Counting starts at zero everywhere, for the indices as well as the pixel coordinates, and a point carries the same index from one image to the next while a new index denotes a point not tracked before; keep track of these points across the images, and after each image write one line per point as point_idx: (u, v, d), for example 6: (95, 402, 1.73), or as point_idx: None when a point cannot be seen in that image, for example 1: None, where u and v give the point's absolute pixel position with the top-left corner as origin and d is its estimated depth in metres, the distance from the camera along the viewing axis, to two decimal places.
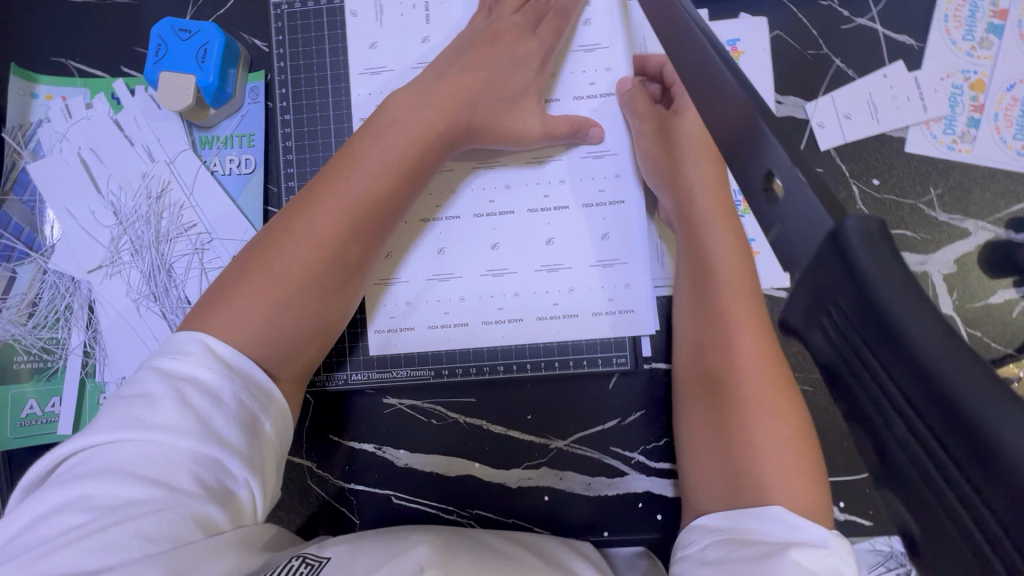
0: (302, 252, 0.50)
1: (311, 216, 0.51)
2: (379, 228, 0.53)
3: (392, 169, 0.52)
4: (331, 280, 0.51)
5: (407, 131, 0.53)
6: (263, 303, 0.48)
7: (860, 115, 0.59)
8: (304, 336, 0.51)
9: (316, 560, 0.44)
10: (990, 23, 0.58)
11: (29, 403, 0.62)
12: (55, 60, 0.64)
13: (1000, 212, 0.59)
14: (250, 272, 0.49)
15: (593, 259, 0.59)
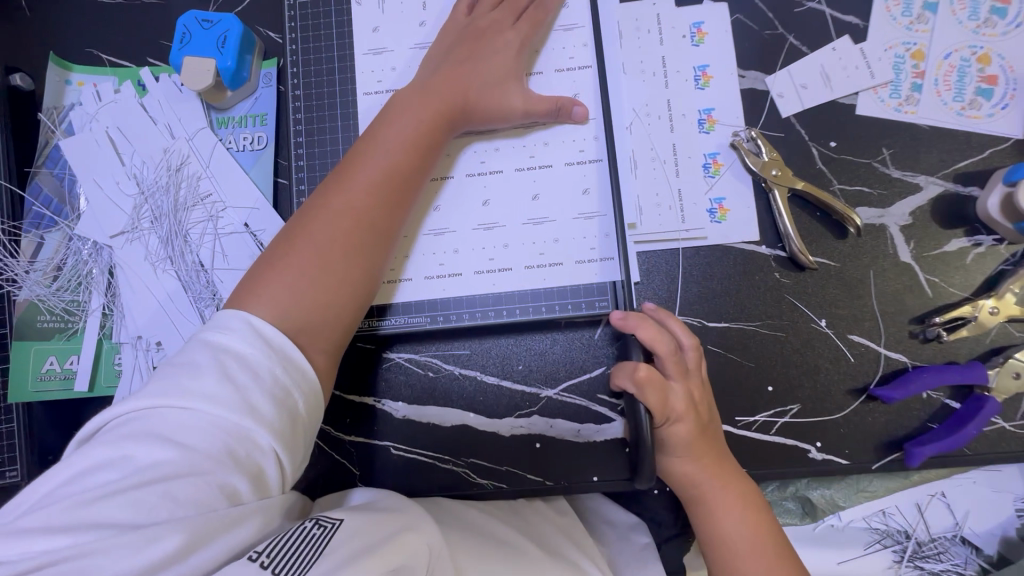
0: (338, 225, 0.55)
1: (344, 194, 0.57)
2: (403, 201, 0.59)
3: (409, 148, 0.59)
4: (364, 253, 0.56)
5: (417, 115, 0.60)
6: (304, 276, 0.53)
7: (815, 85, 0.65)
8: (340, 309, 0.55)
9: (329, 523, 0.45)
10: (925, 2, 0.65)
11: (49, 360, 0.66)
12: (89, 52, 0.71)
13: (949, 168, 0.64)
14: (287, 252, 0.54)
15: (576, 211, 0.64)
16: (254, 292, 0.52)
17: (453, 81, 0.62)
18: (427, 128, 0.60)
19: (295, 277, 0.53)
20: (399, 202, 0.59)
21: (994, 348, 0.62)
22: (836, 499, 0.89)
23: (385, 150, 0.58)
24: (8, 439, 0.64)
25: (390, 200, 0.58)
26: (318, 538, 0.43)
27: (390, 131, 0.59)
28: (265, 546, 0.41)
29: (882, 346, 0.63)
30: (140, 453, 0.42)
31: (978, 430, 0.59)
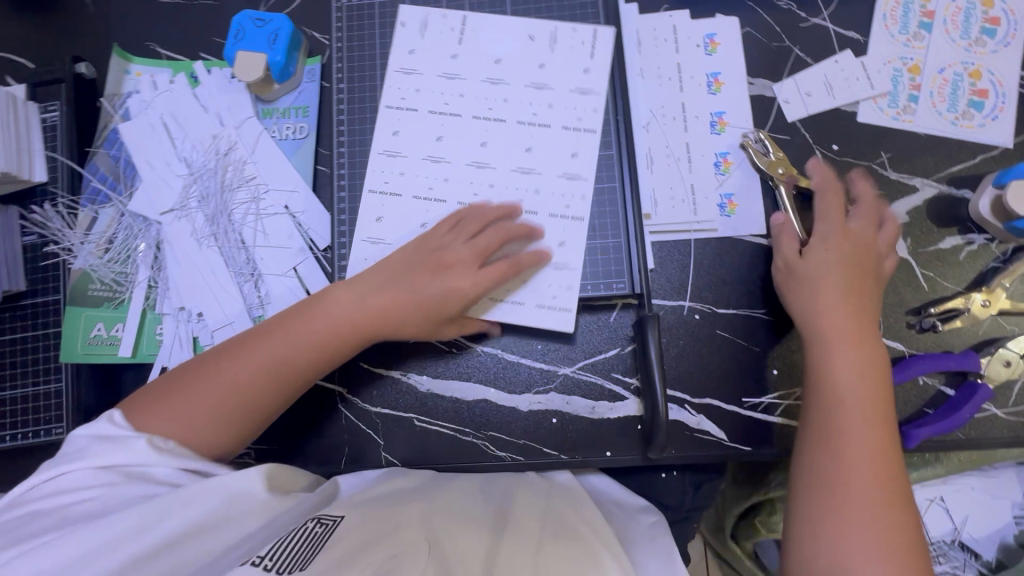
0: (216, 389, 0.59)
1: (234, 364, 0.60)
2: (289, 393, 0.62)
3: (301, 349, 0.62)
4: (288, 373, 0.61)
5: (331, 321, 0.62)
6: (180, 409, 0.59)
7: (819, 93, 0.71)
8: (256, 414, 0.61)
9: (330, 520, 0.53)
10: (920, 21, 0.71)
11: (97, 326, 0.70)
12: (148, 46, 0.77)
13: (943, 172, 0.69)
14: (209, 363, 0.61)
15: (556, 236, 0.67)
16: (158, 414, 0.58)
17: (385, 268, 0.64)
18: (338, 342, 0.62)
19: (187, 418, 0.58)
20: (311, 364, 0.63)
21: (986, 340, 0.66)
22: None
23: (303, 325, 0.62)
24: (56, 398, 0.68)
25: (299, 369, 0.62)
26: (319, 534, 0.51)
27: (320, 307, 0.63)
28: (265, 551, 0.47)
29: (882, 334, 0.67)
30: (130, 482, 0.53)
31: (971, 414, 0.63)
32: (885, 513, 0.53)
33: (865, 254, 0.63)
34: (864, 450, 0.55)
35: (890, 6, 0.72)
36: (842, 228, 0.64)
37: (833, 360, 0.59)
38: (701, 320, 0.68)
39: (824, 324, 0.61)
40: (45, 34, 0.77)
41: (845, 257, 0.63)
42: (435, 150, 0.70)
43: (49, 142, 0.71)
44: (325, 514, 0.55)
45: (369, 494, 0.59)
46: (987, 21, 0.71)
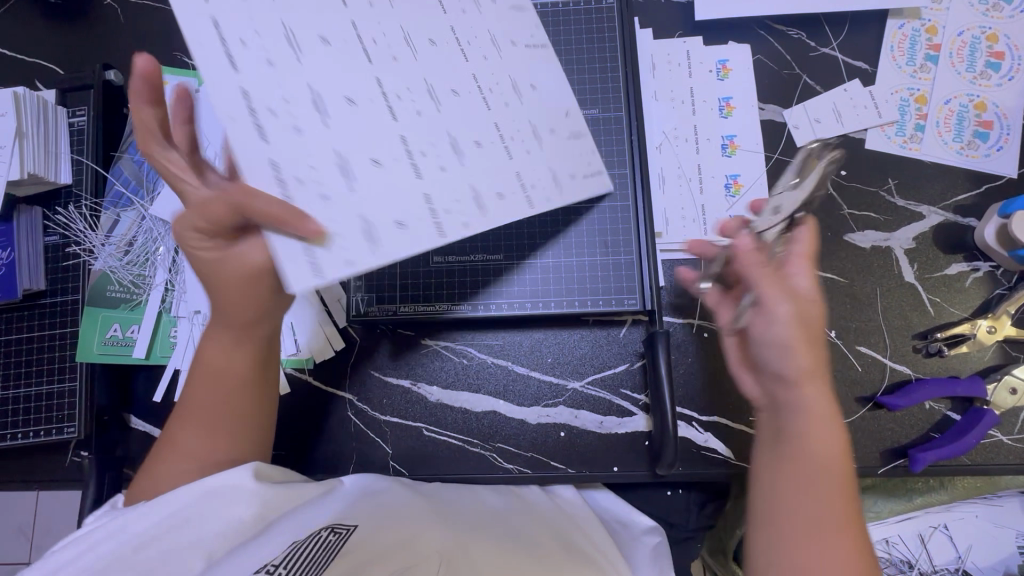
0: (184, 454, 0.53)
1: (172, 435, 0.54)
2: (225, 423, 0.55)
3: (214, 376, 0.55)
4: (254, 403, 0.57)
5: (224, 326, 0.55)
6: (171, 478, 0.52)
7: (827, 120, 0.72)
8: (256, 440, 0.57)
9: (343, 530, 0.47)
10: (927, 54, 0.73)
11: (112, 327, 0.71)
12: (176, 56, 0.79)
13: (949, 200, 0.70)
14: (180, 423, 0.55)
15: (387, 219, 0.45)
16: (145, 486, 0.52)
17: (230, 297, 0.51)
18: (238, 371, 0.55)
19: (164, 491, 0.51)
20: (271, 388, 0.59)
21: (992, 366, 0.67)
22: None
23: (220, 362, 0.55)
24: (70, 397, 0.68)
25: (264, 393, 0.58)
26: (331, 542, 0.45)
27: (213, 346, 0.55)
28: (280, 559, 0.40)
29: (888, 357, 0.67)
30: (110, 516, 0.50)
31: (978, 439, 0.63)
32: (851, 569, 0.40)
33: (811, 307, 0.46)
34: (826, 517, 0.42)
35: (898, 38, 0.74)
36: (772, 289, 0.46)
37: (824, 435, 0.44)
38: (710, 338, 0.69)
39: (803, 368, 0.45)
40: (76, 42, 0.79)
41: (812, 305, 0.46)
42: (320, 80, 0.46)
43: (76, 145, 0.72)
44: (339, 523, 0.49)
45: (376, 505, 0.54)
46: (992, 55, 0.73)
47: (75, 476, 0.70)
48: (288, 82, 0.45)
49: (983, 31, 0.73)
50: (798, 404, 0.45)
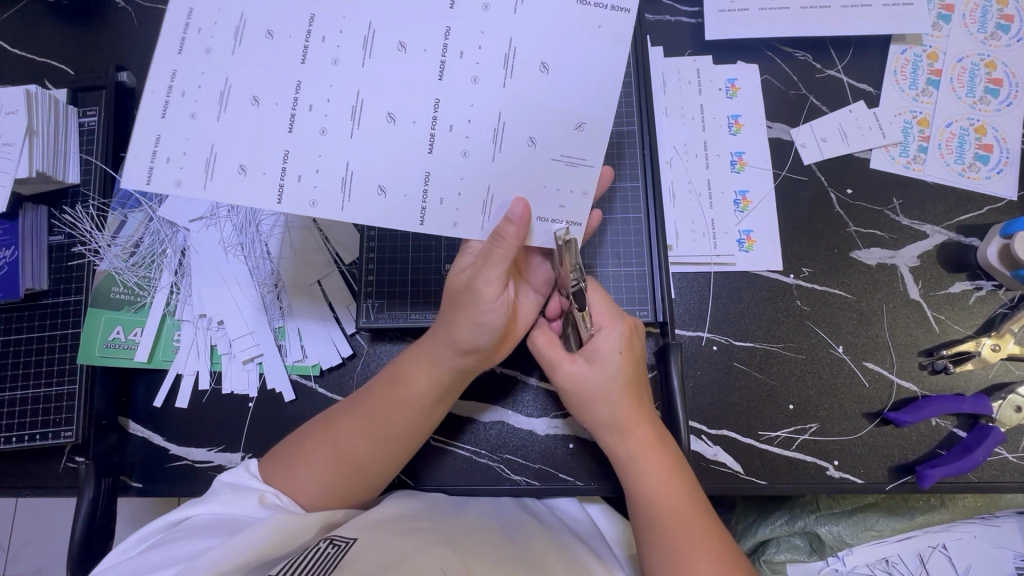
0: (350, 453, 0.56)
1: (348, 429, 0.56)
2: (401, 440, 0.57)
3: (421, 406, 0.57)
4: (420, 435, 0.59)
5: (436, 361, 0.57)
6: (327, 476, 0.55)
7: (834, 139, 0.74)
8: (378, 483, 0.58)
9: (343, 541, 0.49)
10: (929, 78, 0.76)
11: (116, 329, 0.69)
12: None
13: (951, 220, 0.72)
14: (351, 423, 0.57)
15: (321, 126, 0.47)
16: (283, 473, 0.55)
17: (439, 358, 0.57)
18: (431, 396, 0.57)
19: (320, 479, 0.55)
20: (417, 440, 0.59)
21: (996, 384, 0.68)
22: (844, 536, 0.87)
23: (411, 404, 0.57)
24: (67, 401, 0.66)
25: (411, 442, 0.59)
26: (331, 555, 0.47)
27: (417, 378, 0.57)
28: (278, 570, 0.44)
29: (895, 374, 0.68)
30: (200, 512, 0.52)
31: (985, 457, 0.63)
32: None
33: (607, 372, 0.58)
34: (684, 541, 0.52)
35: (901, 62, 0.76)
36: (552, 350, 0.60)
37: (638, 483, 0.56)
38: (718, 351, 0.69)
39: (604, 420, 0.58)
40: (88, 44, 0.79)
41: (601, 375, 0.58)
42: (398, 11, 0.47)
43: (86, 145, 0.72)
44: (337, 535, 0.50)
45: (377, 514, 0.55)
46: (990, 81, 0.75)
47: (70, 481, 0.68)
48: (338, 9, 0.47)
49: (981, 59, 0.76)
50: (616, 454, 0.57)
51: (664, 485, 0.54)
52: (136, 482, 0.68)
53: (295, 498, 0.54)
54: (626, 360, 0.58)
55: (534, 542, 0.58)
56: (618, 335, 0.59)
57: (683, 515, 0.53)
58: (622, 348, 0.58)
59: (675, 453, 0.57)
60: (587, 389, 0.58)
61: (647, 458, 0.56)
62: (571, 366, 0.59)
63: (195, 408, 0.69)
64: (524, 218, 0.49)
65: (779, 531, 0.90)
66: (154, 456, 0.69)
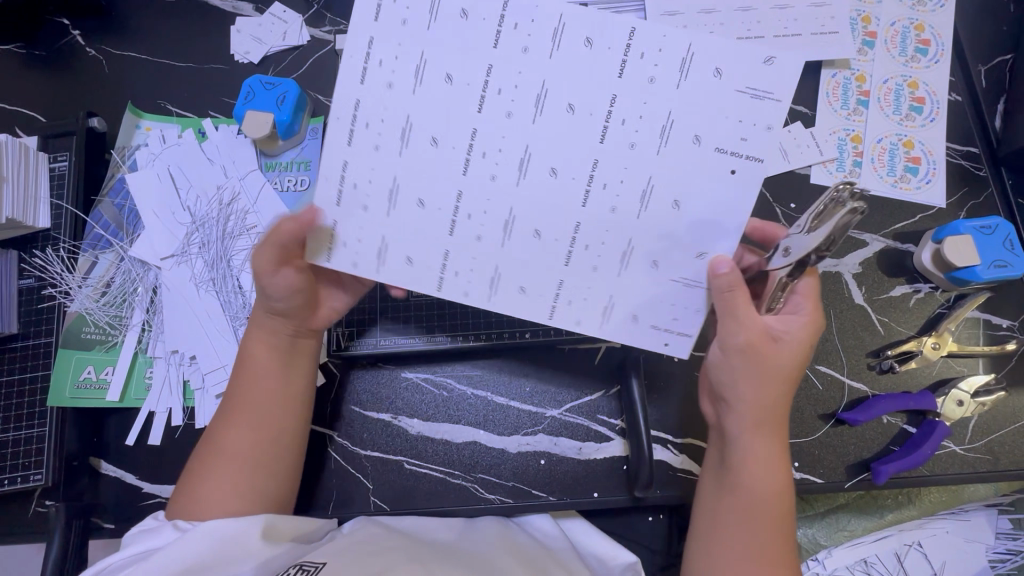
0: (231, 452, 0.58)
1: (222, 437, 0.59)
2: (270, 421, 0.60)
3: (269, 381, 0.61)
4: (290, 412, 0.62)
5: (260, 340, 0.62)
6: (222, 485, 0.57)
7: (775, 157, 0.79)
8: (280, 476, 0.60)
9: (313, 566, 0.50)
10: (859, 99, 0.82)
11: (87, 369, 0.70)
12: (157, 103, 0.81)
13: (889, 228, 0.77)
14: (221, 431, 0.59)
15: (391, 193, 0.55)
16: (188, 496, 0.56)
17: (262, 334, 0.62)
18: (275, 369, 0.61)
19: (216, 492, 0.56)
20: (293, 419, 0.62)
21: (941, 379, 0.72)
22: (818, 538, 0.91)
23: (258, 381, 0.61)
24: (38, 443, 0.66)
25: (284, 423, 0.61)
26: None
27: (257, 356, 0.62)
28: None
29: (846, 375, 0.72)
30: (116, 558, 0.52)
31: (932, 450, 0.67)
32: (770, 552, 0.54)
33: (795, 353, 0.57)
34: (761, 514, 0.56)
35: (832, 85, 0.82)
36: (755, 320, 0.56)
37: (760, 476, 0.56)
38: (679, 362, 0.72)
39: (751, 398, 0.57)
40: (59, 93, 0.82)
41: (788, 354, 0.57)
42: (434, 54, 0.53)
43: (56, 190, 0.73)
44: (307, 561, 0.51)
45: (351, 540, 0.56)
46: (914, 100, 0.81)
47: (42, 526, 0.68)
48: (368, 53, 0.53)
49: (904, 79, 0.82)
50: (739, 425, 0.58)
51: (778, 464, 0.57)
52: (108, 523, 0.68)
53: (205, 515, 0.55)
54: (808, 348, 0.57)
55: (504, 557, 0.59)
56: (803, 317, 0.58)
57: (782, 512, 0.56)
58: (808, 331, 0.57)
59: (786, 443, 0.59)
60: (761, 367, 0.56)
61: (774, 437, 0.57)
62: (758, 340, 0.56)
63: (169, 444, 0.70)
64: (307, 219, 0.56)
65: None
66: (127, 495, 0.68)
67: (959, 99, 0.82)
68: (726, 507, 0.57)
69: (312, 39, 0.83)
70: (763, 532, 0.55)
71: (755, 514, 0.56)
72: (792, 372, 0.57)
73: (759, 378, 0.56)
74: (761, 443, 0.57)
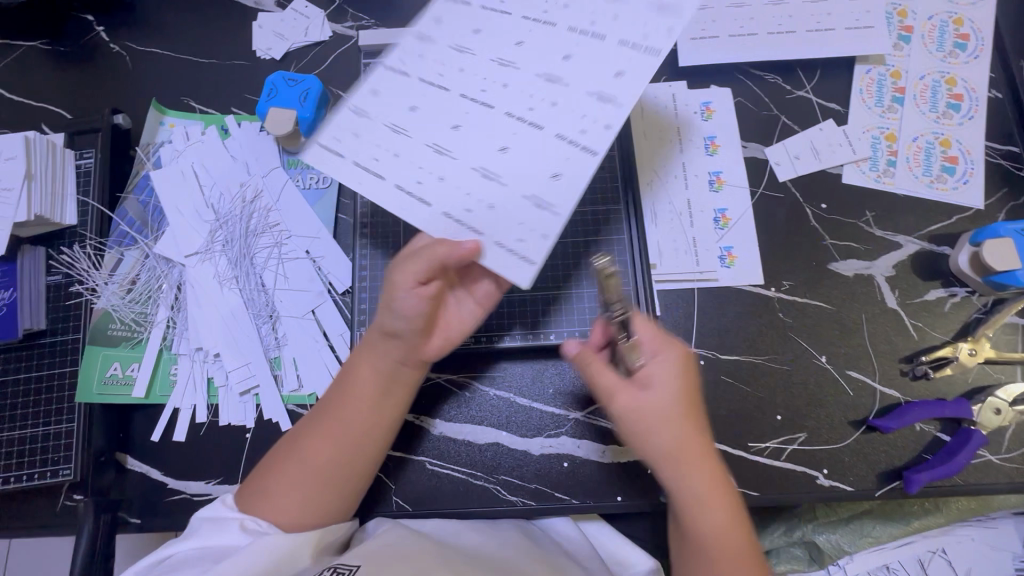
0: (313, 464, 0.58)
1: (307, 444, 0.58)
2: (359, 442, 0.59)
3: (368, 403, 0.60)
4: (378, 436, 0.60)
5: (371, 359, 0.60)
6: (296, 492, 0.57)
7: (806, 156, 0.77)
8: (349, 494, 0.59)
9: (347, 569, 0.50)
10: (894, 96, 0.79)
11: (113, 365, 0.71)
12: (181, 100, 0.81)
13: (923, 230, 0.75)
14: (308, 438, 0.59)
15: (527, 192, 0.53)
16: (262, 494, 0.57)
17: (372, 351, 0.60)
18: (381, 393, 0.60)
19: (289, 498, 0.56)
20: (378, 443, 0.60)
21: (977, 386, 0.70)
22: (842, 545, 0.88)
23: (356, 400, 0.59)
24: (67, 438, 0.67)
25: (371, 447, 0.60)
26: None
27: (358, 374, 0.60)
28: None
29: (878, 381, 0.70)
30: (162, 559, 0.53)
31: (968, 460, 0.65)
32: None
33: (665, 401, 0.56)
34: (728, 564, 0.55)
35: (866, 81, 0.80)
36: (606, 377, 0.58)
37: (701, 518, 0.56)
38: (705, 365, 0.70)
39: (665, 445, 0.56)
40: (84, 89, 0.82)
41: (659, 400, 0.56)
42: (437, 94, 0.56)
43: (82, 187, 0.74)
44: (341, 563, 0.51)
45: (379, 543, 0.56)
46: (952, 97, 0.79)
47: (69, 519, 0.69)
48: (370, 127, 0.56)
49: (942, 76, 0.79)
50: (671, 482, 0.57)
51: (722, 512, 0.56)
52: (135, 518, 0.68)
53: (273, 519, 0.55)
54: (685, 387, 0.57)
55: (533, 563, 0.59)
56: (672, 362, 0.57)
57: (739, 551, 0.55)
58: (677, 372, 0.57)
59: (725, 484, 0.58)
60: (648, 412, 0.56)
61: (707, 482, 0.56)
62: (685, 387, 0.57)
63: (193, 441, 0.70)
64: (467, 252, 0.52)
65: (778, 543, 0.91)
66: (153, 491, 0.69)
67: (999, 95, 0.79)
68: (682, 549, 0.58)
69: (334, 35, 0.82)
70: None
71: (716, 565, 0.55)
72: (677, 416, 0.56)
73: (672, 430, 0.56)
74: (713, 493, 0.56)
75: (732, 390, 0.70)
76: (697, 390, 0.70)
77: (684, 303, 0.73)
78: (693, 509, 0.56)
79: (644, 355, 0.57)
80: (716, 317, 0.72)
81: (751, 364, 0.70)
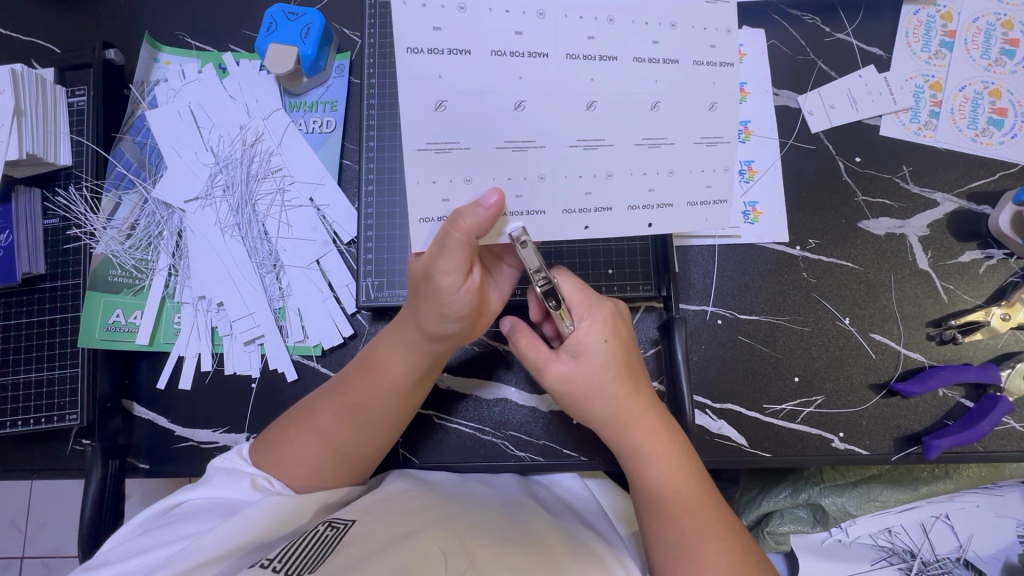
0: (332, 441, 0.56)
1: (325, 420, 0.56)
2: (382, 423, 0.57)
3: (394, 391, 0.57)
4: (401, 417, 0.59)
5: (397, 346, 0.56)
6: (309, 463, 0.55)
7: (842, 106, 0.72)
8: (375, 458, 0.60)
9: (342, 523, 0.49)
10: (942, 40, 0.73)
11: (115, 312, 0.69)
12: (175, 35, 0.76)
13: (963, 187, 0.70)
14: (327, 416, 0.56)
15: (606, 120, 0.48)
16: (267, 459, 0.56)
17: (398, 339, 0.56)
18: (412, 380, 0.57)
19: (299, 468, 0.55)
20: (404, 419, 0.60)
21: (1005, 353, 0.67)
22: (848, 507, 0.83)
23: (386, 388, 0.56)
24: (71, 383, 0.66)
25: (393, 426, 0.59)
26: (329, 537, 0.47)
27: (393, 363, 0.56)
28: (275, 554, 0.44)
29: (902, 345, 0.67)
30: (182, 500, 0.53)
31: (991, 427, 0.63)
32: (711, 547, 0.52)
33: (597, 365, 0.54)
34: (686, 515, 0.54)
35: (913, 24, 0.73)
36: (536, 352, 0.56)
37: (647, 474, 0.55)
38: (723, 325, 0.68)
39: (607, 411, 0.55)
40: (72, 21, 0.77)
41: (591, 368, 0.54)
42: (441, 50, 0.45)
43: (76, 126, 0.70)
44: (337, 517, 0.51)
45: (377, 496, 0.55)
46: (1005, 42, 0.72)
47: (78, 464, 0.69)
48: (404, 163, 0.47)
49: (997, 18, 0.73)
50: (619, 446, 0.56)
51: (676, 465, 0.55)
52: (143, 463, 0.68)
53: (285, 483, 0.55)
54: (614, 347, 0.55)
55: (533, 521, 0.59)
56: (601, 323, 0.55)
57: (692, 501, 0.54)
58: (607, 336, 0.55)
59: (681, 436, 0.57)
60: (578, 375, 0.54)
61: (653, 437, 0.55)
62: (612, 351, 0.55)
63: (199, 389, 0.69)
64: (496, 209, 0.46)
65: (783, 503, 0.88)
66: (160, 438, 0.69)
67: None
68: (637, 510, 0.57)
69: None
70: (699, 535, 0.53)
71: (674, 514, 0.54)
72: (624, 374, 0.55)
73: (614, 389, 0.55)
74: (660, 449, 0.55)
75: (747, 351, 0.67)
76: (711, 350, 0.67)
77: (705, 261, 0.69)
78: (642, 467, 0.55)
79: (575, 320, 0.55)
80: (737, 275, 0.69)
81: (771, 324, 0.68)
